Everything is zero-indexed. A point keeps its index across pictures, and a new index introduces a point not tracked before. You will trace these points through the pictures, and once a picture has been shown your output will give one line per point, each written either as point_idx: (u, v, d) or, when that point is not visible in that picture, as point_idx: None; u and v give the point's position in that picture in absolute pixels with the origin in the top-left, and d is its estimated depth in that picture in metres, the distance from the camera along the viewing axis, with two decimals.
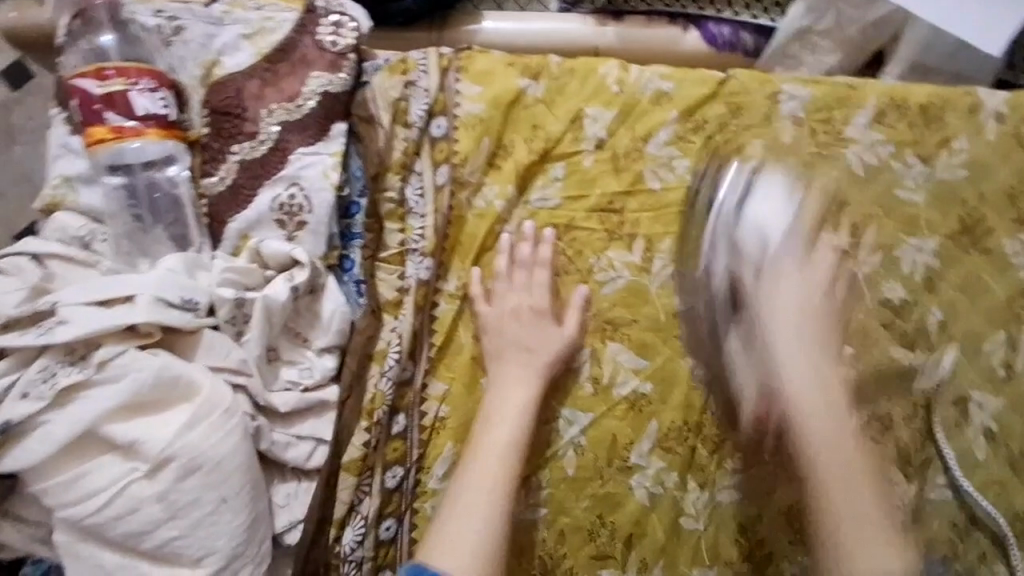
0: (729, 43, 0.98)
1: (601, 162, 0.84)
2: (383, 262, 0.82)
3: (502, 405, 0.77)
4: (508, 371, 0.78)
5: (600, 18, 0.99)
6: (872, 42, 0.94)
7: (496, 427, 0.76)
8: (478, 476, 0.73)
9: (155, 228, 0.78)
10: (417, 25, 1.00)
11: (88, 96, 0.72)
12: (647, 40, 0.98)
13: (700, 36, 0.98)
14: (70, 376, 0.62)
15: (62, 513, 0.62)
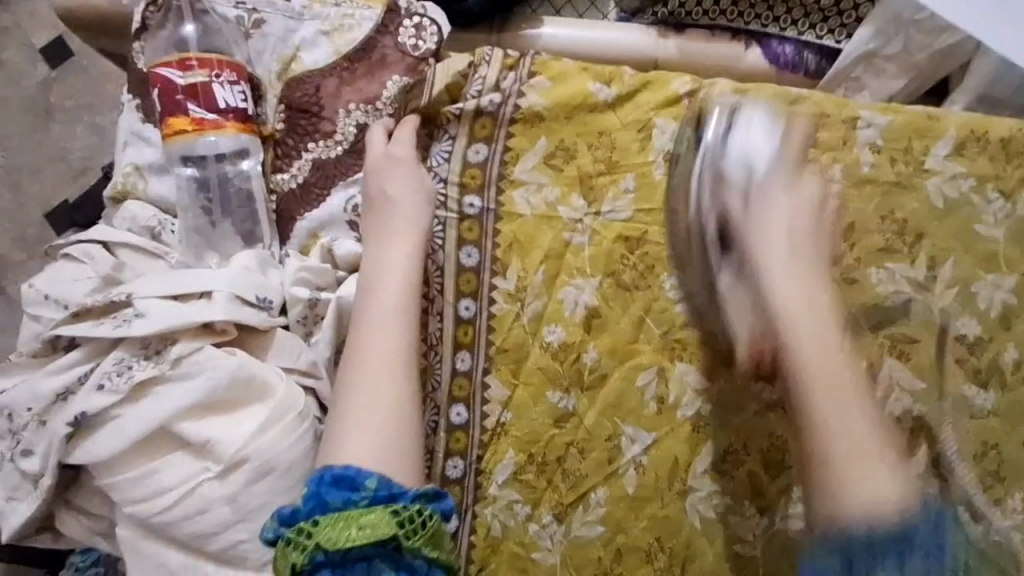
0: (791, 63, 0.96)
1: (673, 177, 0.83)
2: (457, 278, 0.82)
3: (381, 267, 0.71)
4: (381, 233, 0.73)
5: (662, 31, 0.97)
6: (939, 71, 0.93)
7: (380, 296, 0.69)
8: (370, 361, 0.67)
9: (223, 223, 0.77)
10: (476, 26, 0.97)
11: (169, 85, 0.71)
12: (706, 54, 0.96)
13: (762, 54, 0.96)
14: (144, 371, 0.61)
15: (130, 508, 0.61)
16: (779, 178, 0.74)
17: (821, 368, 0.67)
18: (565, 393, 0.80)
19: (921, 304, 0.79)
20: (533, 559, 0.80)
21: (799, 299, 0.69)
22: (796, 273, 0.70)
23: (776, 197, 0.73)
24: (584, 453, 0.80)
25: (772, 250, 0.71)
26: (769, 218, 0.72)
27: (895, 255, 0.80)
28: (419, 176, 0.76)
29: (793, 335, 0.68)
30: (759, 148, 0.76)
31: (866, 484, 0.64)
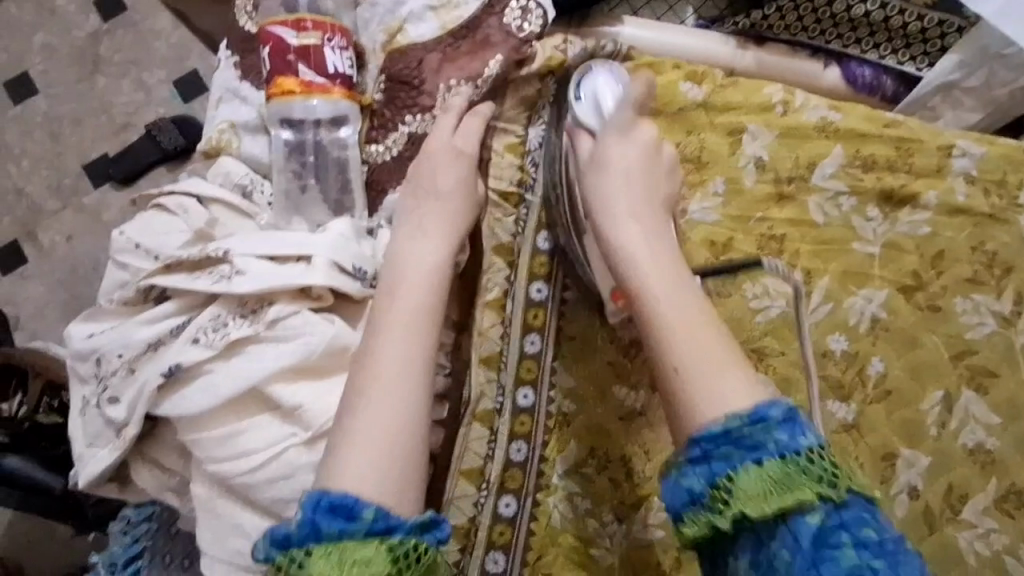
0: (869, 86, 0.96)
1: (763, 185, 0.81)
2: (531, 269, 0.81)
3: (405, 269, 0.65)
4: (407, 240, 0.67)
5: (742, 40, 0.96)
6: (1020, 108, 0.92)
7: (399, 297, 0.63)
8: (381, 367, 0.58)
9: (314, 189, 0.76)
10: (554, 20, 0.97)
11: (281, 44, 0.69)
12: (785, 68, 0.95)
13: (840, 74, 0.96)
14: (240, 329, 0.61)
15: (212, 466, 0.60)
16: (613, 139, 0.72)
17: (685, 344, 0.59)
18: (632, 389, 0.79)
19: (1003, 338, 0.79)
20: (592, 558, 0.77)
21: (648, 243, 0.66)
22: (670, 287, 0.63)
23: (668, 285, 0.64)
24: (650, 455, 0.78)
25: (611, 203, 0.69)
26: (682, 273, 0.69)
27: (981, 287, 0.79)
28: (459, 182, 0.71)
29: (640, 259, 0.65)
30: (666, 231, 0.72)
31: (716, 390, 0.56)
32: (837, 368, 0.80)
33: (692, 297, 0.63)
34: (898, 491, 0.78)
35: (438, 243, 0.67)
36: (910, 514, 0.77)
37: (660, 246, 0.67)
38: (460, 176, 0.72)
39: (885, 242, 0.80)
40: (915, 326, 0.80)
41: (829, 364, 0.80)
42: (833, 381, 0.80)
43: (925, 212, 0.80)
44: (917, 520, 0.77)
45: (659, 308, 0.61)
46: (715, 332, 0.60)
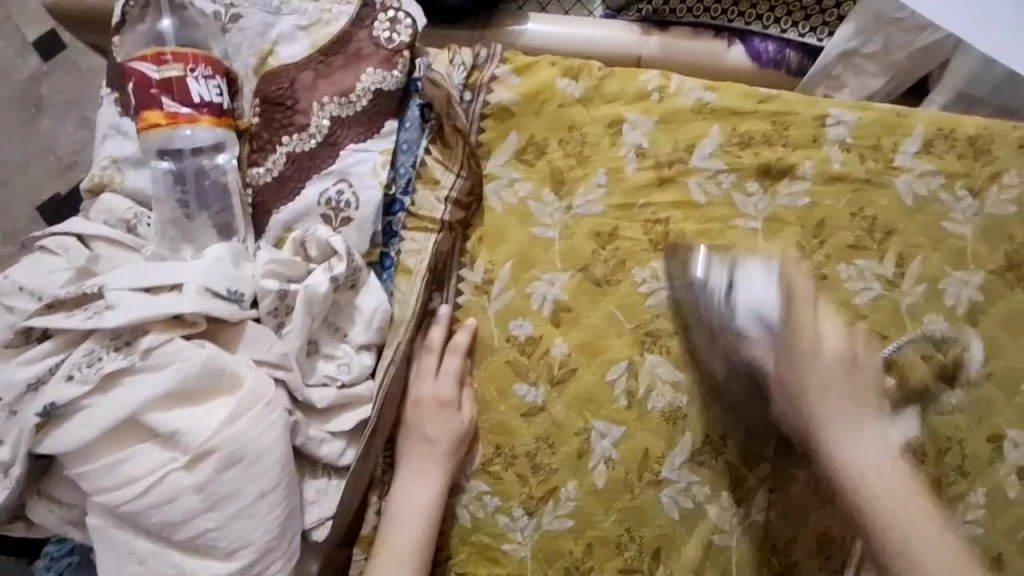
0: (773, 60, 0.95)
1: (645, 171, 0.83)
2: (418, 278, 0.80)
3: (412, 486, 0.76)
4: (410, 474, 0.76)
5: (645, 27, 0.97)
6: (918, 70, 0.91)
7: (407, 506, 0.75)
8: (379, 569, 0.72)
9: (200, 215, 0.77)
10: (461, 22, 0.98)
11: (144, 79, 0.71)
12: (685, 51, 0.96)
13: (744, 51, 0.95)
14: (113, 362, 0.62)
15: (99, 498, 0.62)
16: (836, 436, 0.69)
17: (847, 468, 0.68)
18: (532, 386, 0.80)
19: (890, 300, 0.81)
20: (504, 551, 0.80)
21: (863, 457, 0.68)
22: (827, 376, 0.69)
23: (811, 354, 0.70)
24: (554, 447, 0.80)
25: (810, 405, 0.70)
26: (824, 401, 0.69)
27: (865, 252, 0.81)
28: (458, 426, 0.77)
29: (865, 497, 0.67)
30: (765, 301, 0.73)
31: (924, 535, 0.64)
32: None
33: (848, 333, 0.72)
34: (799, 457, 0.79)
35: (435, 478, 0.76)
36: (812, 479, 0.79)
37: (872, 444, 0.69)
38: (459, 421, 0.77)
39: (767, 215, 0.82)
40: None
41: None
42: None
43: (804, 182, 0.82)
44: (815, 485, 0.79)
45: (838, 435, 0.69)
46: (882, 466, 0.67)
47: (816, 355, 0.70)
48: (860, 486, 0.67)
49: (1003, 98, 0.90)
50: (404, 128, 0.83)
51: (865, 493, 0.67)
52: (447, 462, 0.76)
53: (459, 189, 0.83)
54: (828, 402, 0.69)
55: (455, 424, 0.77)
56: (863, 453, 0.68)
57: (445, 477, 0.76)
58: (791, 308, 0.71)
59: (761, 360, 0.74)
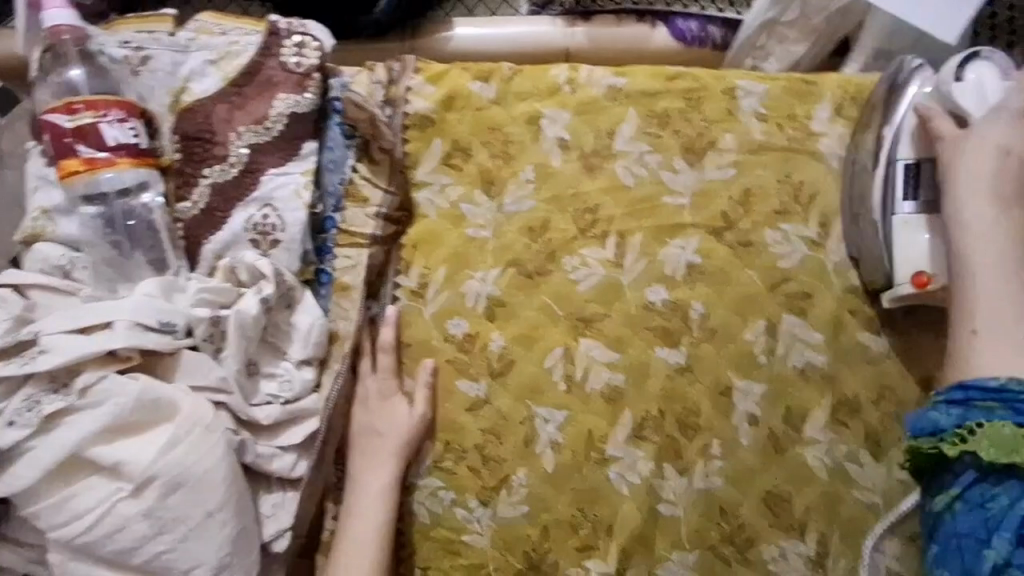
0: (698, 38, 0.96)
1: (569, 161, 0.85)
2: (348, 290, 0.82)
3: (365, 481, 0.78)
4: (362, 467, 0.79)
5: (569, 20, 0.97)
6: (839, 31, 0.92)
7: (362, 501, 0.78)
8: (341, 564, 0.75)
9: (133, 254, 0.79)
10: (389, 35, 0.98)
11: (58, 130, 0.74)
12: (614, 39, 0.96)
13: (668, 32, 0.96)
14: (53, 403, 0.65)
15: (53, 534, 0.64)
16: (982, 184, 0.69)
17: (967, 238, 0.68)
18: (474, 380, 0.83)
19: (815, 261, 0.83)
20: (464, 543, 0.82)
21: (998, 181, 0.68)
22: (977, 154, 0.69)
23: (989, 130, 0.70)
24: (501, 438, 0.82)
25: (973, 179, 0.69)
26: (955, 193, 0.70)
27: (788, 217, 0.83)
28: (405, 419, 0.80)
29: (978, 191, 0.68)
30: (987, 90, 0.72)
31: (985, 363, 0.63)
32: (661, 317, 0.83)
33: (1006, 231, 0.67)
34: (739, 422, 0.82)
35: (388, 468, 0.79)
36: (754, 443, 0.82)
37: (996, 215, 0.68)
38: (405, 412, 0.81)
39: (695, 192, 0.84)
40: (731, 264, 0.83)
41: (653, 315, 0.83)
42: (660, 330, 0.83)
43: (727, 155, 0.84)
44: (761, 449, 0.82)
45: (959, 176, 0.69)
46: (968, 202, 0.69)
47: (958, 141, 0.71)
48: (970, 253, 0.67)
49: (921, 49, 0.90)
50: (327, 148, 0.85)
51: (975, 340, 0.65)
52: (399, 451, 0.80)
53: (389, 204, 0.84)
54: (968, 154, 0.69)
55: (402, 416, 0.81)
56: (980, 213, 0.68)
57: (397, 465, 0.79)
58: (1011, 98, 0.71)
59: (937, 129, 0.73)
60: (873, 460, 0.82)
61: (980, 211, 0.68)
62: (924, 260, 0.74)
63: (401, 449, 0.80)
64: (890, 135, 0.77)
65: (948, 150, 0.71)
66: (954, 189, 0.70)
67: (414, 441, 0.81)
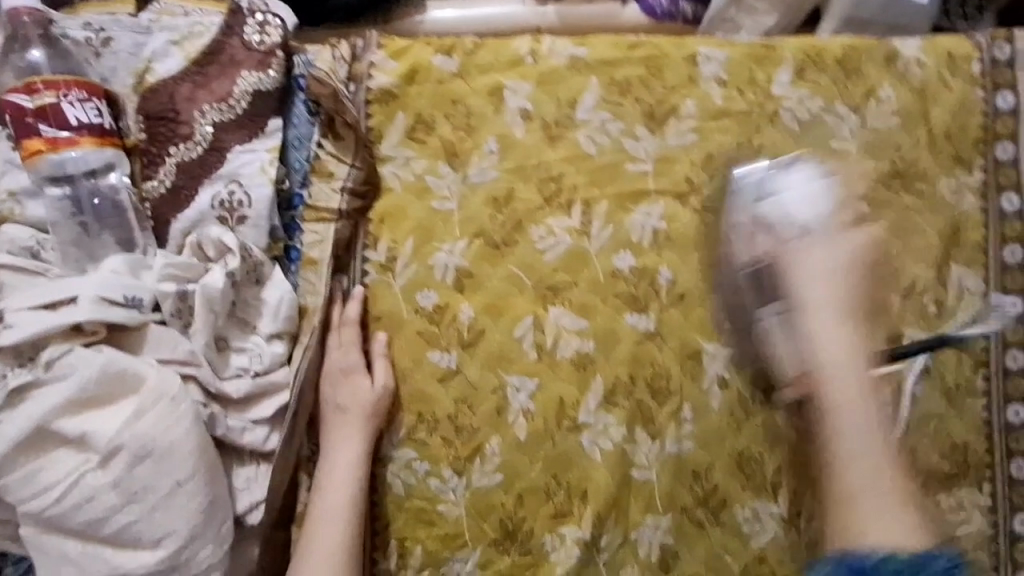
0: (669, 13, 0.95)
1: (532, 132, 0.85)
2: (316, 265, 0.83)
3: (334, 454, 0.79)
4: (331, 439, 0.79)
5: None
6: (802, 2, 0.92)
7: (333, 473, 0.78)
8: (315, 536, 0.76)
9: (102, 234, 0.79)
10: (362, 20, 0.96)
11: (19, 111, 0.74)
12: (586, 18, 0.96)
13: (639, 8, 0.96)
14: (19, 377, 0.65)
15: (22, 508, 0.65)
16: (836, 312, 0.72)
17: (824, 347, 0.70)
18: (445, 351, 0.83)
19: None
20: (439, 513, 0.82)
21: (831, 323, 0.71)
22: (821, 264, 0.73)
23: (806, 249, 0.74)
24: (473, 408, 0.83)
25: (820, 299, 0.71)
26: (806, 327, 0.72)
27: None
28: (371, 391, 0.80)
29: (820, 318, 0.71)
30: (814, 203, 0.76)
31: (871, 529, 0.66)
32: (628, 284, 0.84)
33: (847, 345, 0.71)
34: (709, 384, 0.83)
35: (357, 440, 0.79)
36: (723, 406, 0.83)
37: (846, 345, 0.71)
38: (370, 384, 0.80)
39: (656, 158, 0.85)
40: (695, 230, 0.85)
41: (620, 282, 0.84)
42: (628, 297, 0.83)
43: (689, 122, 0.85)
44: (729, 414, 0.83)
45: (807, 292, 0.72)
46: (837, 333, 0.71)
47: (807, 251, 0.74)
48: (825, 376, 0.70)
49: (888, 18, 0.90)
50: (293, 125, 0.85)
51: (845, 465, 0.68)
52: (366, 422, 0.79)
53: (353, 179, 0.84)
54: (805, 283, 0.72)
55: (367, 388, 0.80)
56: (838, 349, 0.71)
57: (365, 437, 0.79)
58: (831, 209, 0.76)
59: (756, 245, 0.77)
60: None
61: (836, 334, 0.71)
62: (796, 365, 0.72)
63: (369, 420, 0.80)
64: (748, 223, 0.77)
65: (774, 264, 0.75)
66: (806, 317, 0.71)
67: (381, 412, 0.81)
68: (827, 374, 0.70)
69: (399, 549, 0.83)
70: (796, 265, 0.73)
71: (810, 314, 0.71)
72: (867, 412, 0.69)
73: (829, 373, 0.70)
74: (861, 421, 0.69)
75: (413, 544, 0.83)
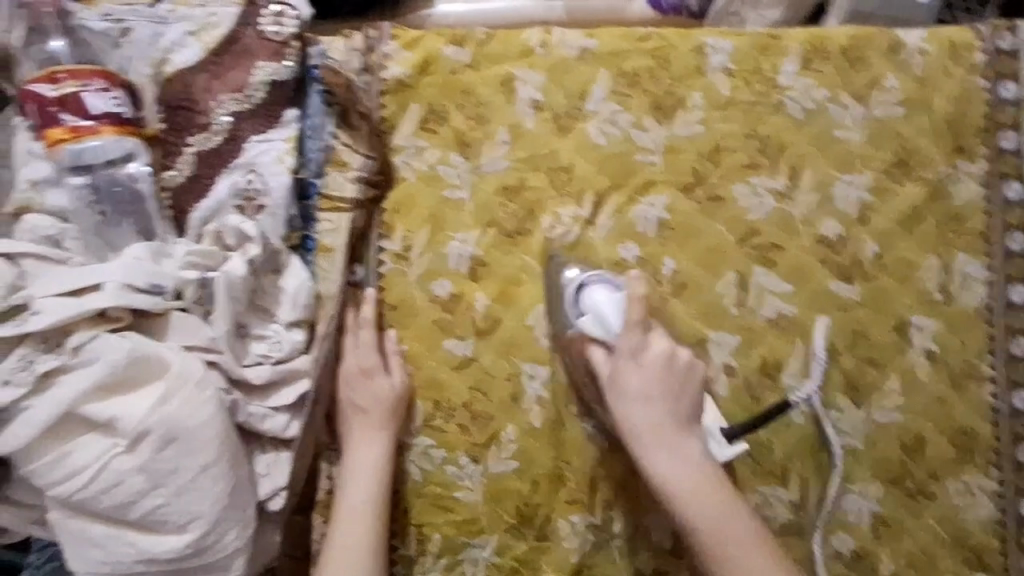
0: (674, 7, 0.96)
1: (543, 122, 0.86)
2: (329, 253, 0.83)
3: (356, 449, 0.79)
4: (353, 435, 0.80)
5: None
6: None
7: (357, 469, 0.78)
8: (344, 533, 0.76)
9: (121, 223, 0.80)
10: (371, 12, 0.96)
11: (42, 100, 0.75)
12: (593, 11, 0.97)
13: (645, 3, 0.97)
14: (47, 362, 0.67)
15: (52, 492, 0.66)
16: (664, 425, 0.75)
17: (667, 474, 0.74)
18: (461, 339, 0.84)
19: (781, 213, 0.84)
20: (455, 498, 0.84)
21: (641, 412, 0.75)
22: (639, 389, 0.75)
23: (632, 363, 0.75)
24: (488, 395, 0.84)
25: (641, 423, 0.75)
26: (647, 447, 0.74)
27: (758, 170, 0.84)
28: (391, 387, 0.81)
29: (636, 436, 0.75)
30: (608, 321, 0.77)
31: None
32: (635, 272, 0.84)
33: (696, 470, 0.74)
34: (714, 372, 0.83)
35: (380, 435, 0.80)
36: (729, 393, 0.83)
37: (688, 459, 0.74)
38: (391, 380, 0.81)
39: (664, 148, 0.85)
40: (696, 219, 0.84)
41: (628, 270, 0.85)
42: None
43: (697, 112, 0.85)
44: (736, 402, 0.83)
45: (629, 413, 0.75)
46: (664, 444, 0.74)
47: (641, 352, 0.76)
48: (682, 494, 0.73)
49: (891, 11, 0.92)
50: (308, 116, 0.85)
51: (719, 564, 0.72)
52: (388, 418, 0.80)
53: (368, 169, 0.85)
54: (628, 402, 0.75)
55: (388, 384, 0.81)
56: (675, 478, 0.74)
57: (388, 432, 0.80)
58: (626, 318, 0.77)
59: (595, 363, 0.79)
60: (852, 405, 0.82)
61: (666, 459, 0.74)
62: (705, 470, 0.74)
63: (390, 413, 0.80)
64: (586, 322, 0.79)
65: (610, 388, 0.77)
66: (629, 436, 0.75)
67: (402, 407, 0.82)
68: (673, 488, 0.73)
69: (418, 535, 0.84)
70: (615, 378, 0.76)
71: (636, 431, 0.75)
72: (718, 514, 0.72)
73: (676, 489, 0.73)
74: (708, 530, 0.72)
75: (431, 530, 0.84)
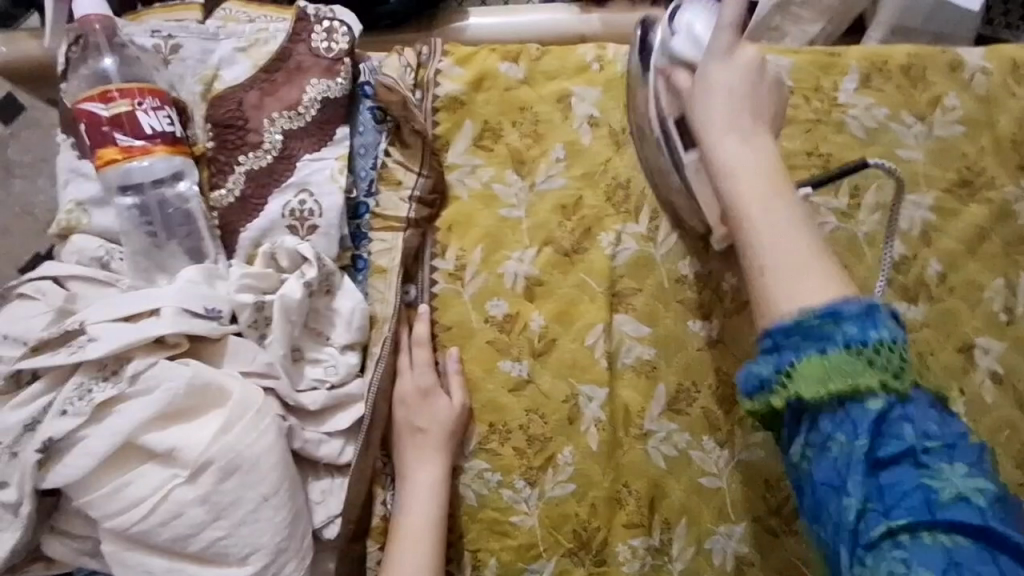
0: None
1: (600, 139, 0.85)
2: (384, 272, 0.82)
3: (413, 473, 0.78)
4: (410, 457, 0.78)
5: (584, 6, 0.95)
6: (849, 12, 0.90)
7: (415, 493, 0.77)
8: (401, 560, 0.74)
9: (169, 243, 0.78)
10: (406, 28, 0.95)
11: (95, 119, 0.73)
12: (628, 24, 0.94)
13: None
14: (104, 391, 0.65)
15: (108, 523, 0.64)
16: (741, 119, 0.60)
17: (735, 159, 0.59)
18: (516, 360, 0.82)
19: (846, 231, 0.82)
20: (512, 524, 0.82)
21: (741, 152, 0.59)
22: (724, 88, 0.62)
23: (721, 58, 0.63)
24: (545, 417, 0.82)
25: (717, 118, 0.61)
26: (707, 91, 0.63)
27: (819, 188, 0.83)
28: (449, 410, 0.79)
29: (734, 193, 0.57)
30: (700, 40, 0.69)
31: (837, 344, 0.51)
32: (692, 290, 0.83)
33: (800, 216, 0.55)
34: None
35: (437, 458, 0.78)
36: None
37: (774, 170, 0.57)
38: (449, 404, 0.79)
39: None
40: None
41: (685, 289, 0.83)
42: (693, 304, 0.83)
43: None
44: None
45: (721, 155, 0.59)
46: (772, 191, 0.56)
47: (739, 95, 0.61)
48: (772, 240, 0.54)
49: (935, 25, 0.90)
50: (359, 133, 0.84)
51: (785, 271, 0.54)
52: (445, 441, 0.79)
53: (421, 188, 0.83)
54: (706, 97, 0.62)
55: (446, 406, 0.79)
56: (739, 151, 0.59)
57: (445, 456, 0.78)
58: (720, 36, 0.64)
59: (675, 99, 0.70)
60: None
61: (737, 147, 0.59)
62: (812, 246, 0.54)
63: (447, 437, 0.79)
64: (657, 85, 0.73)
65: (688, 111, 0.65)
66: (702, 118, 0.62)
67: (459, 430, 0.80)
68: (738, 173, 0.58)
69: (473, 561, 0.82)
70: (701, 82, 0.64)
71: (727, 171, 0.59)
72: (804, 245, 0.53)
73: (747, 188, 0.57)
74: (786, 244, 0.54)
75: (486, 555, 0.82)
